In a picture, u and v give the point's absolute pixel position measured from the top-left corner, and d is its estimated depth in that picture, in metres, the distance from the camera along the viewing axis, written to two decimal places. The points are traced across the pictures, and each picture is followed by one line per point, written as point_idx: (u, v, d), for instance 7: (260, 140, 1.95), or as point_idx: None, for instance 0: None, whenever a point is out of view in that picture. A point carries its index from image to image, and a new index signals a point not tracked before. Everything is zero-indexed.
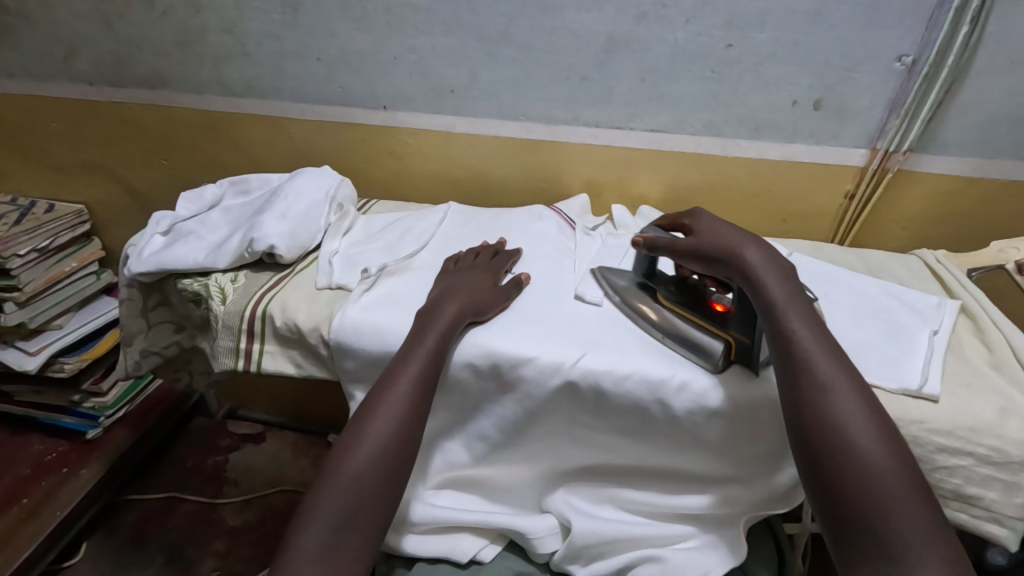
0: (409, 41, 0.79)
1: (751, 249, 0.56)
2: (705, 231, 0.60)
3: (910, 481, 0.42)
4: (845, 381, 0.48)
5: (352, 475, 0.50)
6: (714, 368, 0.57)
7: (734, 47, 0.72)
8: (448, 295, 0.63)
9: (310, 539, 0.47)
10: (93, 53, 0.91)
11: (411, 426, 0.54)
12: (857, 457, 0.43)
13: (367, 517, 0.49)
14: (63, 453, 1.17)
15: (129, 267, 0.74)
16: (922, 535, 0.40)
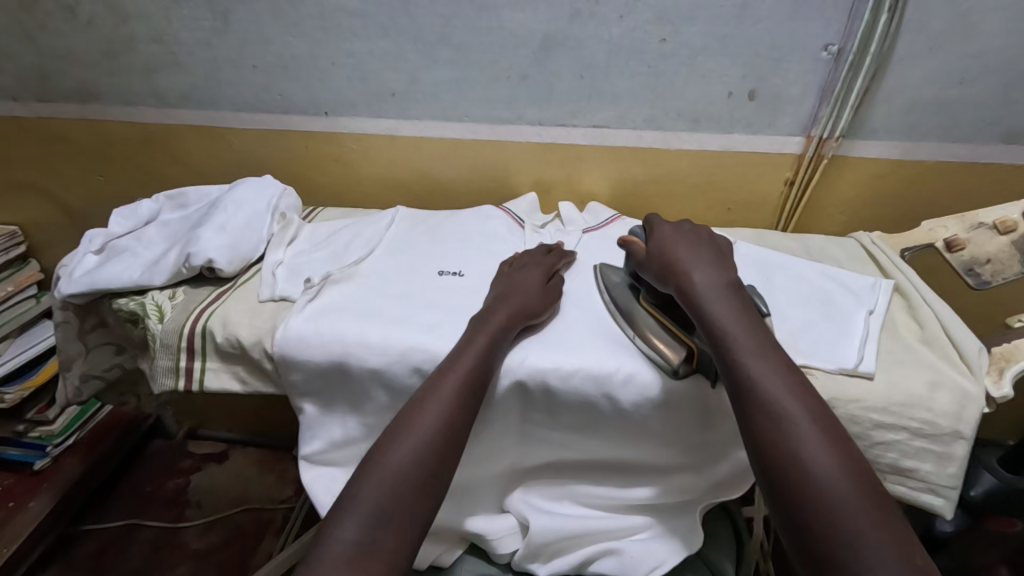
0: (346, 45, 0.78)
1: (698, 271, 0.56)
2: (662, 246, 0.60)
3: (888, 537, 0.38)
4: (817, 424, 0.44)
5: (390, 477, 0.48)
6: (671, 371, 0.56)
7: (668, 41, 0.72)
8: (502, 296, 0.62)
9: (344, 534, 0.44)
10: (16, 68, 0.87)
11: (455, 428, 0.52)
12: (825, 512, 0.40)
13: (406, 521, 0.46)
14: (10, 486, 1.12)
15: (60, 289, 0.71)
16: None
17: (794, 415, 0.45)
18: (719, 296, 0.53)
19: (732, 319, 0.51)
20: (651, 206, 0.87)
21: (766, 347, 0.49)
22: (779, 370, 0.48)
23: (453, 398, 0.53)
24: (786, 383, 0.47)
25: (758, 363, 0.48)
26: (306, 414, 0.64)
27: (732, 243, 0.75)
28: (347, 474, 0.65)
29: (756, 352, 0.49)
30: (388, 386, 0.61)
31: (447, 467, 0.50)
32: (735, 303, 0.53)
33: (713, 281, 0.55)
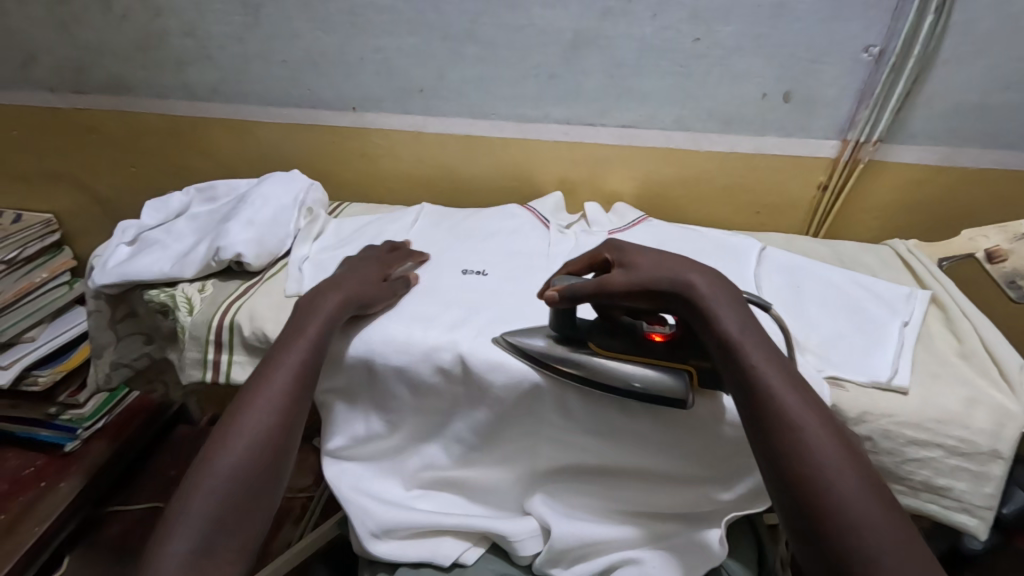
0: (374, 41, 0.78)
1: (696, 275, 0.51)
2: (650, 265, 0.53)
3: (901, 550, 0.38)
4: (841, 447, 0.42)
5: (220, 479, 0.49)
6: (686, 404, 0.55)
7: (701, 41, 0.71)
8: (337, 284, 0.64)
9: (181, 545, 0.46)
10: (52, 59, 0.89)
11: (287, 423, 0.54)
12: (845, 530, 0.39)
13: (243, 523, 0.49)
14: (41, 467, 1.15)
15: (93, 279, 0.73)
16: None
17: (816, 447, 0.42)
18: (731, 306, 0.49)
19: (749, 335, 0.48)
20: (678, 207, 0.86)
21: (795, 382, 0.46)
22: (819, 416, 0.44)
23: (286, 395, 0.55)
24: (824, 429, 0.43)
25: (783, 383, 0.45)
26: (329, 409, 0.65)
27: (761, 249, 0.74)
28: (369, 471, 0.67)
29: (778, 373, 0.46)
30: (411, 384, 0.62)
31: (273, 468, 0.52)
32: (748, 317, 0.49)
33: (719, 292, 0.50)
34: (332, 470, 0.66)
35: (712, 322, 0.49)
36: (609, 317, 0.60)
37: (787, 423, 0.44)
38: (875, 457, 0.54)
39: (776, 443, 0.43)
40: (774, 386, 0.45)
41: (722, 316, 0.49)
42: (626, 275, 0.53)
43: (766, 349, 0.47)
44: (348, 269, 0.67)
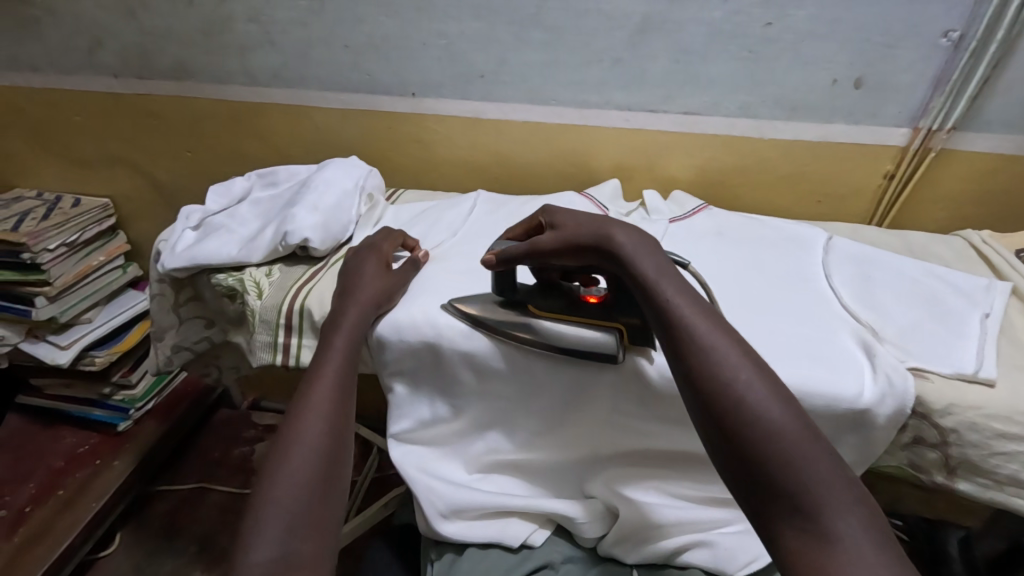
0: (438, 26, 0.78)
1: (618, 230, 0.55)
2: (572, 223, 0.58)
3: (841, 469, 0.40)
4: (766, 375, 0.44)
5: (291, 480, 0.50)
6: (617, 358, 0.57)
7: (773, 25, 0.70)
8: (359, 273, 0.65)
9: (263, 551, 0.45)
10: (118, 44, 0.90)
11: (339, 426, 0.56)
12: (787, 454, 0.40)
13: (319, 524, 0.49)
14: (95, 445, 1.18)
15: (162, 263, 0.74)
16: (862, 526, 0.37)
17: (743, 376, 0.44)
18: (648, 253, 0.53)
19: (666, 275, 0.52)
20: (736, 196, 0.85)
21: (718, 323, 0.48)
22: (743, 349, 0.46)
23: (328, 397, 0.57)
24: (751, 361, 0.45)
25: (690, 312, 0.48)
26: (396, 394, 0.65)
27: (827, 238, 0.73)
28: (436, 454, 0.66)
29: (686, 305, 0.49)
30: (479, 367, 0.62)
31: (338, 466, 0.53)
32: (662, 260, 0.53)
33: (639, 243, 0.54)
34: (397, 454, 0.65)
35: (632, 265, 0.52)
36: (546, 284, 0.64)
37: (699, 347, 0.46)
38: (959, 451, 0.53)
39: (711, 376, 0.44)
40: (687, 315, 0.48)
41: (640, 258, 0.53)
42: (555, 235, 0.58)
43: (681, 291, 0.50)
44: (360, 251, 0.69)
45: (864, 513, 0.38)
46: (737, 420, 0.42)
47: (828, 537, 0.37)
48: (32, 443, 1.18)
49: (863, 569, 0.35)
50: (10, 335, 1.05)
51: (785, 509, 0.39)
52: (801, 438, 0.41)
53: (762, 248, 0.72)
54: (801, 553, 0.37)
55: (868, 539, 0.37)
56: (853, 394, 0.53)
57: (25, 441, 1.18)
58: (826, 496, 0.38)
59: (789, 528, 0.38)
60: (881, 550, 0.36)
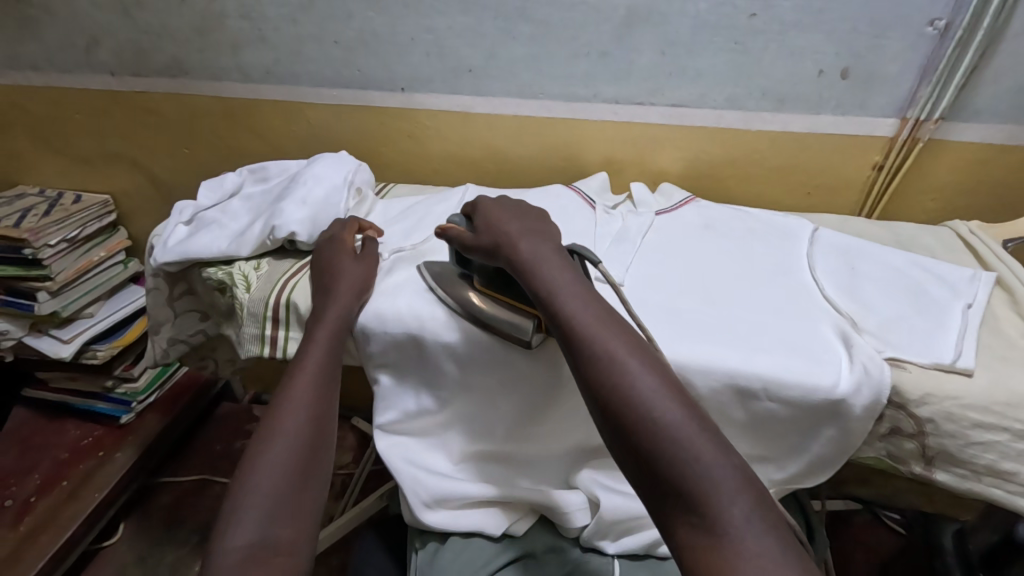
0: (426, 21, 0.78)
1: (523, 242, 0.60)
2: (489, 225, 0.63)
3: (733, 461, 0.43)
4: (661, 378, 0.48)
5: (269, 472, 0.52)
6: (527, 343, 0.59)
7: (758, 16, 0.70)
8: (334, 264, 0.67)
9: (240, 538, 0.48)
10: (114, 43, 0.92)
11: (320, 418, 0.58)
12: (680, 452, 0.43)
13: (299, 512, 0.51)
14: (98, 437, 1.20)
15: (155, 257, 0.76)
16: (749, 515, 0.40)
17: (639, 381, 0.47)
18: (551, 265, 0.57)
19: (569, 286, 0.55)
20: (725, 188, 0.85)
21: (619, 331, 0.52)
22: (640, 355, 0.49)
23: (309, 390, 0.59)
24: (646, 366, 0.48)
25: (591, 323, 0.52)
26: (381, 385, 0.65)
27: (814, 229, 0.72)
28: (421, 444, 0.67)
29: (587, 316, 0.53)
30: (461, 359, 0.62)
31: (319, 458, 0.56)
32: (567, 271, 0.57)
33: (540, 254, 0.59)
34: (383, 445, 0.65)
35: (534, 278, 0.57)
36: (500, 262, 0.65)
37: (596, 356, 0.50)
38: (937, 440, 0.53)
39: (608, 384, 0.48)
40: (586, 327, 0.52)
41: (542, 271, 0.57)
42: (475, 236, 0.63)
43: (580, 300, 0.54)
44: (329, 243, 0.70)
45: (753, 501, 0.41)
46: (631, 425, 0.45)
47: (716, 529, 0.40)
48: (38, 435, 1.20)
49: (744, 556, 0.38)
50: (15, 330, 1.08)
51: (679, 506, 0.42)
52: (691, 435, 0.44)
53: (748, 240, 0.72)
54: (694, 547, 0.40)
55: (753, 528, 0.40)
56: (829, 384, 0.53)
57: (31, 433, 1.21)
58: (714, 489, 0.41)
59: (684, 524, 0.42)
60: (766, 535, 0.39)
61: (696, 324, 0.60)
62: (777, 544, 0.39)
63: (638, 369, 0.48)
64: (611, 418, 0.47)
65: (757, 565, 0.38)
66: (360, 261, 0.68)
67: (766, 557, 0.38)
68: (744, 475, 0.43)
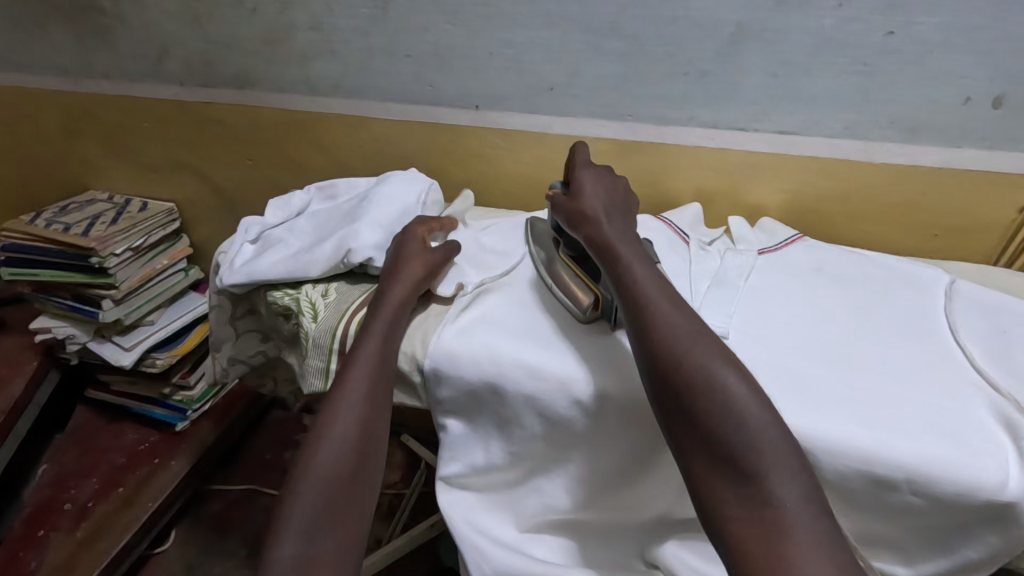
0: (507, 35, 0.72)
1: (603, 218, 0.58)
2: (579, 190, 0.62)
3: (787, 440, 0.42)
4: (720, 351, 0.47)
5: (320, 478, 0.49)
6: (581, 317, 0.59)
7: (895, 35, 0.60)
8: (402, 253, 0.65)
9: (287, 550, 0.45)
10: (184, 53, 0.90)
11: (372, 417, 0.54)
12: (737, 426, 0.43)
13: (346, 525, 0.48)
14: (154, 443, 1.20)
15: (221, 278, 0.72)
16: (803, 491, 0.40)
17: (697, 351, 0.46)
18: (621, 233, 0.57)
19: (640, 258, 0.54)
20: (835, 226, 0.75)
21: (676, 299, 0.51)
22: (697, 326, 0.49)
23: (366, 395, 0.54)
24: (704, 337, 0.48)
25: (658, 294, 0.51)
26: (449, 431, 0.59)
27: (951, 281, 0.62)
28: (488, 501, 0.61)
29: (652, 281, 0.52)
30: (543, 413, 0.55)
31: (370, 465, 0.52)
32: (638, 247, 0.56)
33: (620, 230, 0.58)
34: (446, 499, 0.60)
35: (611, 253, 0.55)
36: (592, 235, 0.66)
37: (654, 321, 0.49)
38: None
39: (663, 349, 0.47)
40: (653, 298, 0.51)
41: (620, 247, 0.55)
42: (570, 200, 0.61)
43: (642, 262, 0.54)
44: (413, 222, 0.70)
45: (807, 479, 0.41)
46: (692, 390, 0.45)
47: (769, 502, 0.40)
48: (99, 437, 1.22)
49: (799, 532, 0.38)
50: (80, 334, 1.09)
51: (730, 478, 0.42)
52: (749, 409, 0.43)
53: (868, 290, 0.62)
54: (743, 518, 0.40)
55: (807, 507, 0.40)
56: (995, 483, 0.44)
57: (92, 434, 1.22)
58: (767, 463, 0.41)
59: (733, 494, 0.41)
60: (819, 516, 0.39)
61: (821, 393, 0.51)
62: (830, 528, 0.39)
63: (701, 341, 0.47)
64: (665, 385, 0.46)
65: (810, 540, 0.38)
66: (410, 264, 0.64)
67: (821, 541, 0.38)
68: (801, 457, 0.42)
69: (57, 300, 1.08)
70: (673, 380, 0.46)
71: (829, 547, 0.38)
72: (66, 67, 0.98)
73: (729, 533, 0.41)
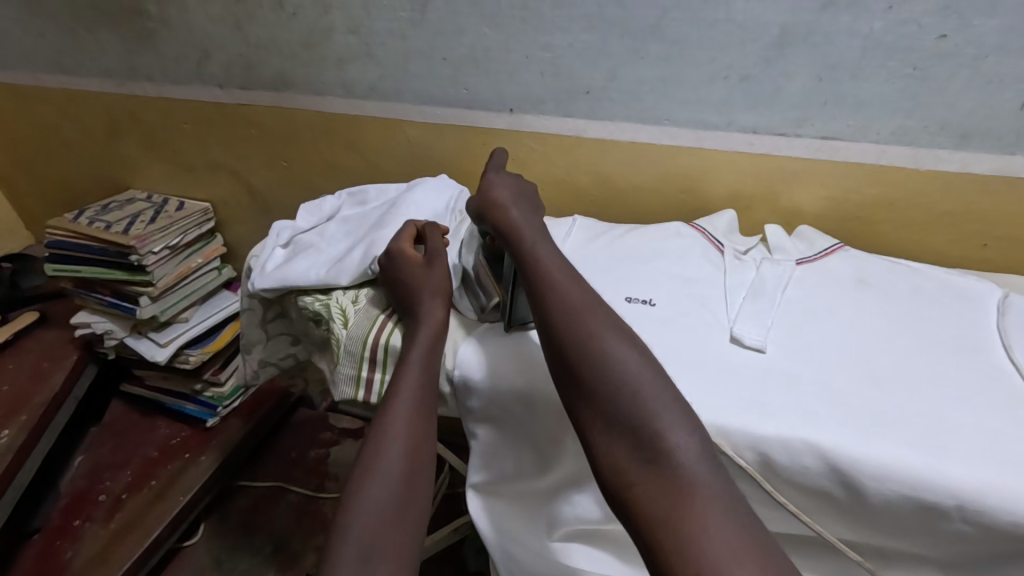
0: (544, 38, 0.72)
1: (512, 210, 0.60)
2: (487, 187, 0.64)
3: (680, 405, 0.45)
4: (619, 328, 0.49)
5: (370, 508, 0.48)
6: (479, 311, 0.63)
7: (949, 37, 0.58)
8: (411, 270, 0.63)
9: None
10: (224, 56, 0.92)
11: (418, 445, 0.54)
12: (631, 393, 0.45)
13: (396, 554, 0.47)
14: (185, 438, 1.22)
15: (253, 282, 0.73)
16: (697, 446, 0.42)
17: (595, 328, 0.49)
18: (529, 222, 0.60)
19: (540, 243, 0.57)
20: (879, 234, 0.73)
21: (576, 279, 0.54)
22: (594, 305, 0.51)
23: (412, 422, 0.54)
24: (601, 315, 0.50)
25: (556, 273, 0.54)
26: (479, 439, 0.59)
27: (1003, 296, 0.60)
28: (516, 512, 0.60)
29: (553, 265, 0.54)
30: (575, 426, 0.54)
31: (418, 492, 0.52)
32: (542, 236, 0.59)
33: (527, 220, 0.60)
34: (475, 508, 0.60)
35: (516, 237, 0.57)
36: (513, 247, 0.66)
37: (557, 301, 0.51)
38: None
39: (563, 326, 0.49)
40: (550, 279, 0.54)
41: (523, 233, 0.58)
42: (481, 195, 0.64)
43: (544, 247, 0.56)
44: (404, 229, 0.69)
45: (701, 436, 0.43)
46: (593, 364, 0.47)
47: (667, 463, 0.42)
48: (133, 431, 1.24)
49: (696, 486, 0.40)
50: (118, 330, 1.12)
51: (630, 443, 0.43)
52: (643, 379, 0.46)
53: (913, 303, 0.60)
54: (643, 479, 0.42)
55: (703, 463, 0.42)
56: None
57: (126, 428, 1.25)
58: (661, 424, 0.43)
59: (633, 458, 0.43)
60: (709, 468, 0.41)
61: (866, 413, 0.49)
62: (722, 479, 0.41)
63: (596, 317, 0.50)
64: (566, 361, 0.48)
65: (707, 492, 0.40)
66: (435, 270, 0.63)
67: (717, 495, 0.40)
68: (693, 418, 0.44)
69: (97, 296, 1.11)
70: (575, 358, 0.48)
71: (722, 496, 0.40)
72: (112, 69, 1.01)
73: (632, 496, 0.42)
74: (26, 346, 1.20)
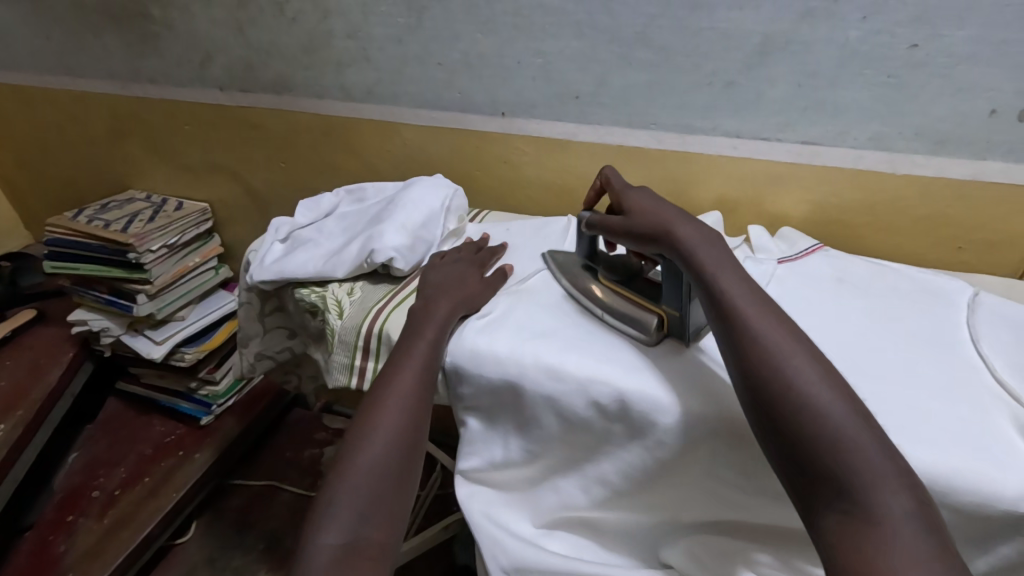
0: (536, 43, 0.74)
1: (680, 225, 0.55)
2: (641, 209, 0.58)
3: (889, 457, 0.39)
4: (820, 364, 0.44)
5: (366, 468, 0.50)
6: (648, 340, 0.58)
7: (920, 47, 0.61)
8: (452, 280, 0.66)
9: (333, 535, 0.46)
10: (227, 60, 0.94)
11: (418, 413, 0.55)
12: (836, 441, 0.40)
13: (389, 512, 0.49)
14: (180, 436, 1.23)
15: (251, 275, 0.74)
16: (909, 511, 0.37)
17: (794, 365, 0.44)
18: (706, 243, 0.53)
19: (721, 264, 0.51)
20: (858, 237, 0.75)
21: (768, 311, 0.48)
22: (791, 337, 0.46)
23: (413, 392, 0.56)
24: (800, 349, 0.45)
25: (749, 307, 0.48)
26: (469, 427, 0.61)
27: (975, 296, 0.62)
28: (502, 497, 0.61)
29: (745, 295, 0.49)
30: (562, 415, 0.56)
31: (415, 458, 0.53)
32: (722, 253, 0.52)
33: (701, 236, 0.54)
34: (463, 490, 0.61)
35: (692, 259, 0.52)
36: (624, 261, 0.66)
37: (747, 333, 0.47)
38: None
39: (753, 364, 0.45)
40: (702, 256, 0.52)
41: (700, 255, 0.52)
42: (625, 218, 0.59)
43: (729, 272, 0.50)
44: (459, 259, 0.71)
45: (914, 500, 0.38)
46: (787, 405, 0.42)
47: (874, 523, 0.37)
48: (128, 428, 1.25)
49: (903, 551, 0.35)
50: (114, 327, 1.14)
51: (828, 494, 0.39)
52: (852, 426, 0.40)
53: (889, 301, 0.63)
54: (841, 533, 0.38)
55: (918, 527, 0.36)
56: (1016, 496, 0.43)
57: (122, 425, 1.26)
58: (873, 480, 0.38)
59: (834, 514, 0.38)
60: (924, 534, 0.36)
61: None
62: (938, 548, 0.36)
63: (796, 355, 0.45)
64: (756, 399, 0.44)
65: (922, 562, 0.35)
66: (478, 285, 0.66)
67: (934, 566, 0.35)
68: (909, 477, 0.39)
69: (95, 293, 1.12)
70: (769, 396, 0.43)
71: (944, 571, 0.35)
72: (116, 72, 1.03)
73: (828, 552, 0.38)
74: (24, 344, 1.22)
